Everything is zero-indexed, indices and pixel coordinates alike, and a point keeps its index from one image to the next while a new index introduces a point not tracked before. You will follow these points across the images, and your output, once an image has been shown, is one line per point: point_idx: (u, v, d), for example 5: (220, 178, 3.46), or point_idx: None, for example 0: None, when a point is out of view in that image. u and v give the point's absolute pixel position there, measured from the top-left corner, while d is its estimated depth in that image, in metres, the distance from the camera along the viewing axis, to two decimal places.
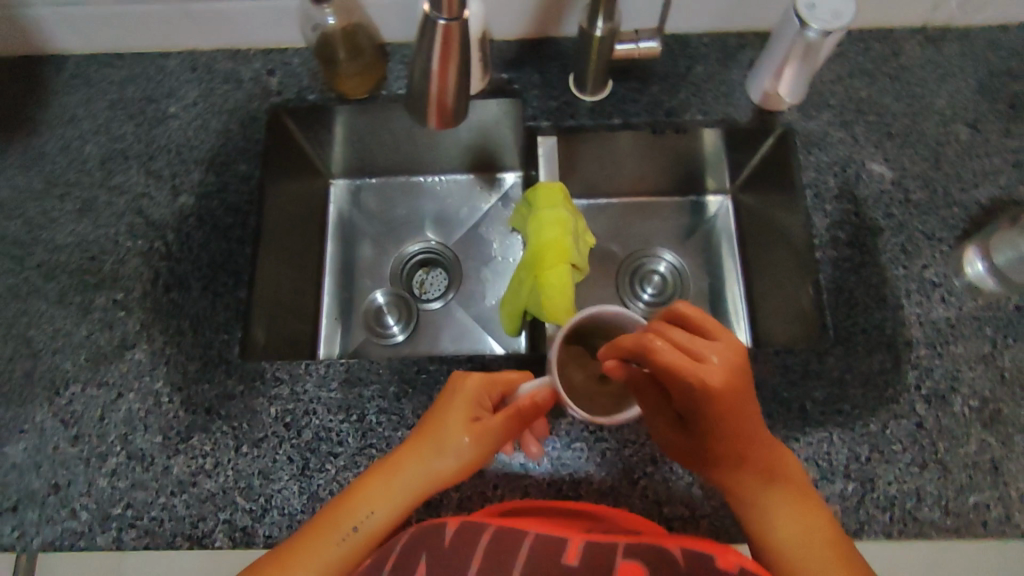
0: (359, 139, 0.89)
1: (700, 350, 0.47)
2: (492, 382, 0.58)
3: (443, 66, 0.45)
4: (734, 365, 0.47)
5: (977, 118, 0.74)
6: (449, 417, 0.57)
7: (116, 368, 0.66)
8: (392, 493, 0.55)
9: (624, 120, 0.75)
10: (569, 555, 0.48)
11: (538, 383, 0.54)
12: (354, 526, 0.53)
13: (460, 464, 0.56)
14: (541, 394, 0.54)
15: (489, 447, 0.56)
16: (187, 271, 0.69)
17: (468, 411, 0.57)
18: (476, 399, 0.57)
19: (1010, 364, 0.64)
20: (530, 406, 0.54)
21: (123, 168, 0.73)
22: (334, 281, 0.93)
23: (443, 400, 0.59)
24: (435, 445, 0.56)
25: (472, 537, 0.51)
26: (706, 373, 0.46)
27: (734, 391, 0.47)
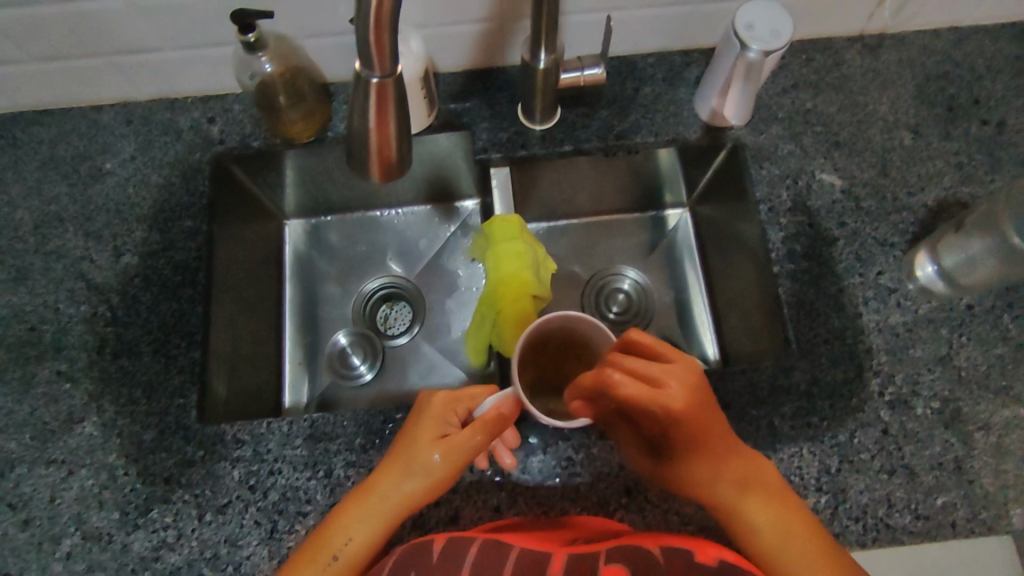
0: (311, 181, 0.87)
1: (658, 376, 0.48)
2: (457, 397, 0.57)
3: (380, 120, 0.45)
4: (692, 385, 0.49)
5: (918, 123, 0.76)
6: (416, 436, 0.56)
7: (65, 444, 0.63)
8: (366, 517, 0.55)
9: (575, 146, 0.75)
10: (553, 569, 0.48)
11: (501, 395, 0.54)
12: (334, 554, 0.54)
13: (430, 482, 0.55)
14: (505, 406, 0.54)
15: (458, 463, 0.55)
16: (137, 335, 0.66)
17: (434, 428, 0.56)
18: (442, 414, 0.56)
19: (967, 363, 0.65)
20: (495, 419, 0.54)
21: (59, 232, 0.71)
22: (295, 324, 0.90)
23: (412, 418, 0.58)
24: (403, 466, 0.55)
25: (456, 554, 0.51)
26: (667, 396, 0.48)
27: (694, 409, 0.49)
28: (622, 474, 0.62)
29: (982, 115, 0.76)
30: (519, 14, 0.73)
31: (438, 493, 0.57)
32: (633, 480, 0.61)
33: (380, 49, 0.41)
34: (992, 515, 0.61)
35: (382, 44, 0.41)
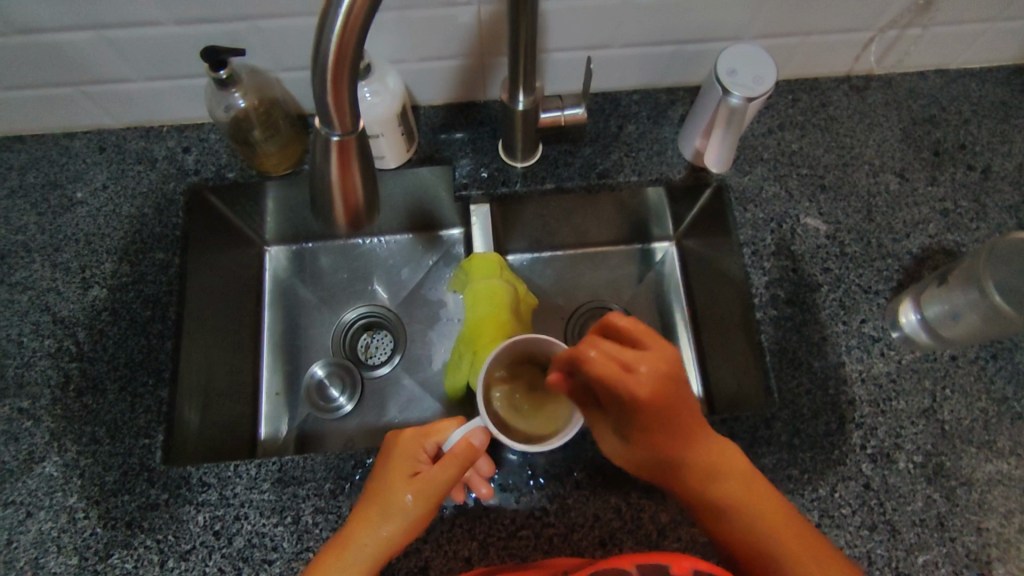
0: (291, 211, 0.86)
1: (630, 362, 0.46)
2: (424, 432, 0.56)
3: (344, 172, 0.45)
4: (667, 371, 0.46)
5: (904, 167, 0.75)
6: (388, 477, 0.54)
7: (23, 485, 0.61)
8: (344, 568, 0.52)
9: (557, 184, 0.75)
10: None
11: (471, 427, 0.53)
12: None
13: (408, 523, 0.53)
14: (477, 435, 0.52)
15: (434, 501, 0.53)
16: (102, 371, 0.65)
17: (406, 467, 0.54)
18: (411, 451, 0.55)
19: (950, 417, 0.64)
20: (468, 449, 0.52)
21: (25, 263, 0.70)
22: (274, 353, 0.89)
23: (382, 461, 0.56)
24: (379, 510, 0.53)
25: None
26: (636, 385, 0.45)
27: (667, 397, 0.47)
28: (597, 526, 0.60)
29: (969, 160, 0.75)
30: (498, 50, 0.73)
31: (417, 535, 0.54)
32: (609, 532, 0.59)
33: (340, 108, 0.41)
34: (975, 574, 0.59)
35: (341, 102, 0.41)
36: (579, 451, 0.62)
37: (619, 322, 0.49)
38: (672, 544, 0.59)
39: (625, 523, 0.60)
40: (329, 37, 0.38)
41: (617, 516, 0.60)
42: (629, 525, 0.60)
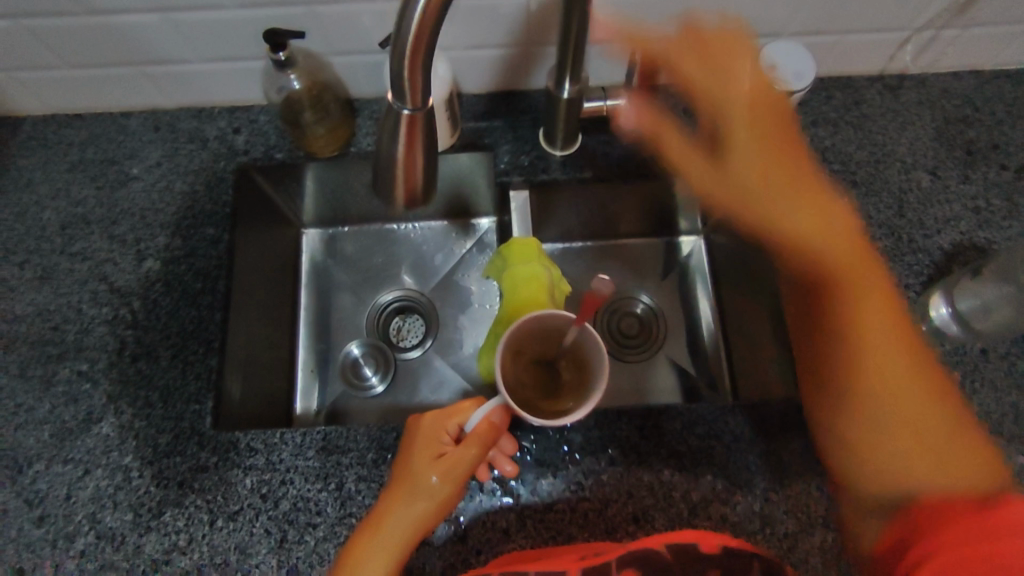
0: (332, 193, 0.89)
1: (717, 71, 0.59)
2: (446, 415, 0.60)
3: (408, 149, 0.46)
4: (755, 85, 0.59)
5: (936, 165, 0.76)
6: (414, 459, 0.58)
7: (82, 444, 0.64)
8: (382, 548, 0.55)
9: (594, 173, 0.77)
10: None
11: (489, 405, 0.56)
12: None
13: (437, 502, 0.57)
14: (495, 413, 0.56)
15: (459, 478, 0.57)
16: (155, 339, 0.68)
17: (431, 449, 0.58)
18: (434, 433, 0.59)
19: (979, 409, 0.66)
20: (488, 428, 0.56)
21: (84, 234, 0.73)
22: (310, 332, 0.91)
23: (405, 445, 0.60)
24: (408, 491, 0.57)
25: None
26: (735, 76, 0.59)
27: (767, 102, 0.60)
28: (631, 502, 0.62)
29: (1001, 160, 0.76)
30: (543, 40, 0.75)
31: (446, 513, 0.58)
32: (641, 509, 0.61)
33: (413, 84, 0.43)
34: None
35: (415, 79, 0.43)
36: (612, 430, 0.64)
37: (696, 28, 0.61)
38: (703, 521, 0.61)
39: (658, 501, 0.61)
40: (411, 16, 0.40)
41: (649, 494, 0.62)
42: (661, 503, 0.61)
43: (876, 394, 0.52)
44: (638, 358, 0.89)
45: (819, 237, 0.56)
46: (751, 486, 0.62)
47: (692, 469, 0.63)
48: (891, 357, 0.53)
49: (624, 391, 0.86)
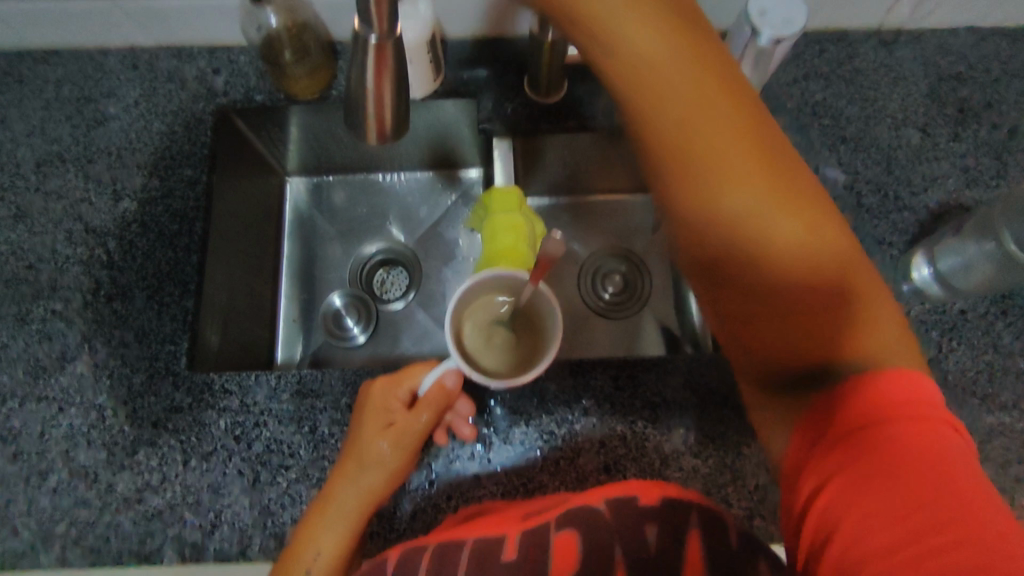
0: (314, 139, 0.87)
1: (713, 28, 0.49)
2: (396, 382, 0.58)
3: (379, 84, 0.45)
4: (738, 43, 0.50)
5: (928, 123, 0.75)
6: (362, 431, 0.57)
7: (57, 382, 0.64)
8: (332, 524, 0.55)
9: (579, 121, 0.76)
10: (507, 553, 0.46)
11: (443, 370, 0.56)
12: (309, 563, 0.54)
13: (387, 473, 0.56)
14: (449, 380, 0.56)
15: (410, 447, 0.57)
16: (131, 280, 0.67)
17: (379, 419, 0.57)
18: (384, 402, 0.57)
19: (954, 367, 0.66)
20: (439, 395, 0.55)
21: (58, 173, 0.72)
22: (292, 282, 0.91)
23: (355, 414, 0.59)
24: (356, 464, 0.56)
25: (409, 567, 0.49)
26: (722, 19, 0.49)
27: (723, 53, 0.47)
28: (603, 451, 0.62)
29: (994, 119, 0.75)
30: None
31: (398, 482, 0.58)
32: (613, 458, 0.61)
33: (382, 14, 0.41)
34: None
35: (383, 6, 0.40)
36: (588, 380, 0.64)
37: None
38: (674, 471, 0.61)
39: (630, 451, 0.62)
40: None
41: (621, 444, 0.62)
42: (633, 453, 0.62)
43: (688, 195, 0.45)
44: (622, 316, 0.88)
45: (706, 121, 0.44)
46: (724, 437, 0.62)
47: (666, 421, 0.63)
48: (713, 164, 0.43)
49: (605, 346, 0.86)
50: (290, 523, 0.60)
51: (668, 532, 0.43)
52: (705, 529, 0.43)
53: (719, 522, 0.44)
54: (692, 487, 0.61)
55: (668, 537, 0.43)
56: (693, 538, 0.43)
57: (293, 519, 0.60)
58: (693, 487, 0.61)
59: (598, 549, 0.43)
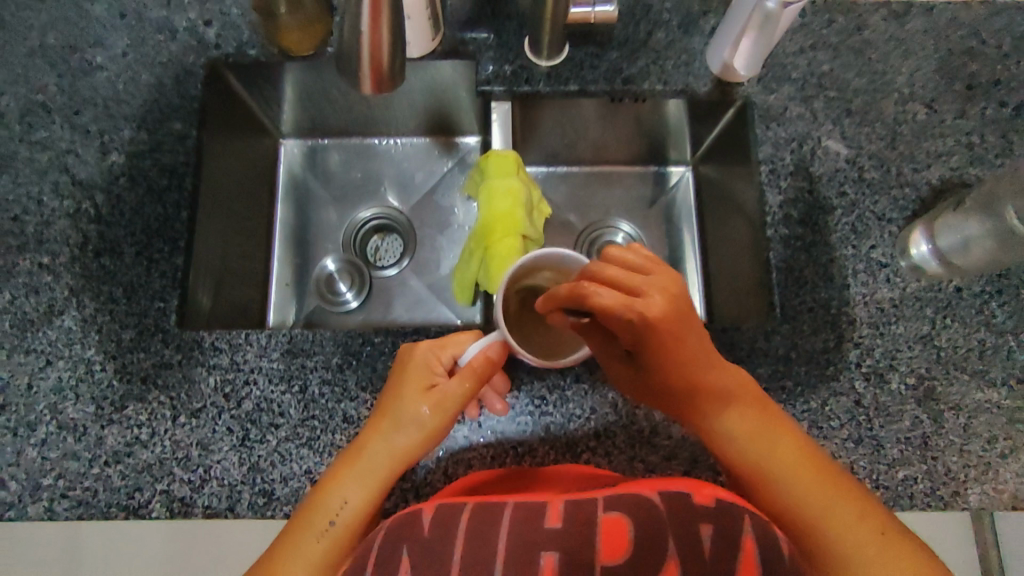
0: (310, 99, 0.85)
1: (637, 286, 0.48)
2: (440, 345, 0.56)
3: (374, 25, 0.52)
4: (674, 294, 0.48)
5: (935, 98, 0.74)
6: (402, 389, 0.55)
7: (44, 335, 0.64)
8: (361, 476, 0.54)
9: (580, 86, 0.75)
10: (551, 519, 0.46)
11: (488, 339, 0.54)
12: (331, 520, 0.52)
13: (424, 434, 0.54)
14: (493, 348, 0.54)
15: (450, 411, 0.54)
16: (120, 235, 0.66)
17: (420, 379, 0.55)
18: (427, 364, 0.56)
19: (947, 344, 0.66)
20: (484, 363, 0.54)
21: (44, 123, 0.70)
22: (284, 245, 0.90)
23: (396, 372, 0.57)
24: (392, 422, 0.54)
25: (448, 521, 0.47)
26: (647, 307, 0.47)
27: (674, 322, 0.48)
28: (594, 418, 0.62)
29: (1002, 96, 0.74)
30: None
31: (432, 446, 0.56)
32: (603, 425, 0.61)
33: None
34: (950, 491, 0.62)
35: None
36: None
37: (642, 247, 0.51)
38: (664, 440, 0.61)
39: (621, 419, 0.62)
40: None
41: (612, 411, 0.62)
42: (623, 421, 0.62)
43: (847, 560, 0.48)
44: None
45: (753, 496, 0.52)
46: None
47: None
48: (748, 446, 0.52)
49: None
50: (279, 481, 0.60)
51: (724, 534, 0.43)
52: (758, 538, 0.43)
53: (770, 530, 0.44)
54: (682, 455, 0.61)
55: (723, 542, 0.43)
56: (746, 543, 0.43)
57: (282, 477, 0.60)
58: (683, 456, 0.61)
59: (653, 537, 0.43)
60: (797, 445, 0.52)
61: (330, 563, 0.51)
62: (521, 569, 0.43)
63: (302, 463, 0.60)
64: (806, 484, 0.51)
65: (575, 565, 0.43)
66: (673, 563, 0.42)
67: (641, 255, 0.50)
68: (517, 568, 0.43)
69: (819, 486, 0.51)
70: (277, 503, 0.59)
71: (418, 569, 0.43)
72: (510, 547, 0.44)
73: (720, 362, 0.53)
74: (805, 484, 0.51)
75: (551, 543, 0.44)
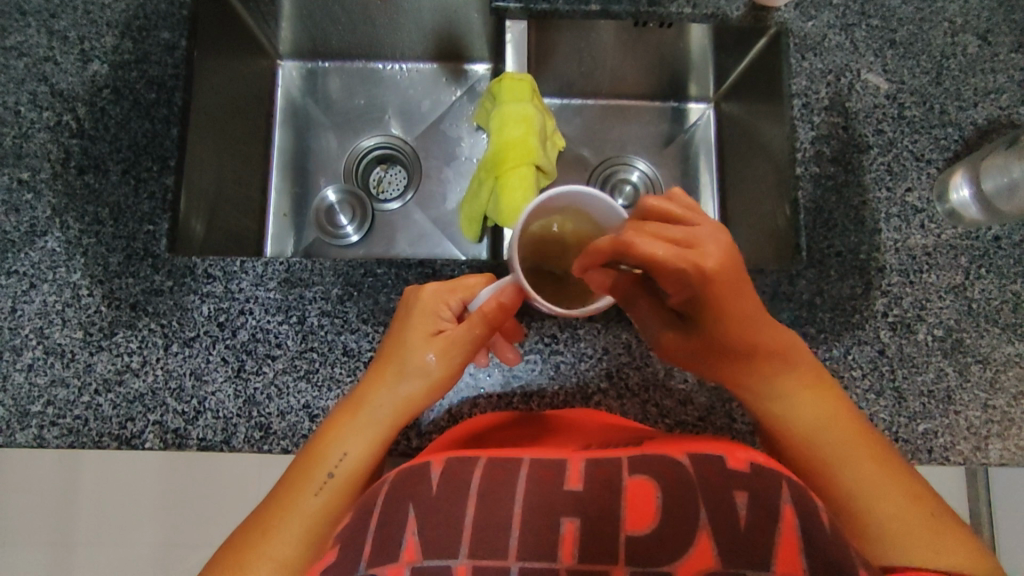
0: (310, 13, 0.79)
1: (689, 239, 0.42)
2: (448, 290, 0.52)
3: None
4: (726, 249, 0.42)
5: (989, 29, 0.68)
6: (407, 336, 0.52)
7: (26, 257, 0.60)
8: (365, 424, 0.51)
9: (603, 6, 0.69)
10: (570, 480, 0.42)
11: (500, 283, 0.48)
12: (330, 471, 0.50)
13: (428, 383, 0.52)
14: (507, 294, 0.47)
15: (455, 360, 0.51)
16: (104, 152, 0.62)
17: (427, 324, 0.52)
18: (433, 308, 0.52)
19: (979, 296, 0.63)
20: (496, 309, 0.49)
21: (19, 26, 0.65)
22: (282, 173, 0.85)
23: (401, 317, 0.53)
24: (397, 371, 0.52)
25: (458, 477, 0.43)
26: (700, 261, 0.41)
27: (732, 278, 0.43)
28: (606, 359, 0.59)
29: None
30: None
31: (439, 396, 0.53)
32: (615, 367, 0.59)
33: None
34: (971, 446, 0.60)
35: None
36: None
37: (683, 194, 0.45)
38: (678, 385, 0.58)
39: (633, 360, 0.59)
40: None
41: (625, 352, 0.59)
42: (636, 362, 0.59)
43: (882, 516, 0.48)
44: None
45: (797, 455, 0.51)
46: None
47: None
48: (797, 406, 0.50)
49: None
50: (276, 415, 0.58)
51: (760, 503, 0.40)
52: (796, 507, 0.40)
53: (807, 497, 0.41)
54: (696, 401, 0.58)
55: (758, 511, 0.40)
56: (784, 513, 0.40)
57: (279, 411, 0.58)
58: (697, 402, 0.58)
59: (681, 506, 0.40)
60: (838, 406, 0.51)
61: (332, 515, 0.49)
62: (539, 535, 0.40)
63: (300, 397, 0.58)
64: (859, 457, 0.50)
65: (595, 530, 0.40)
66: (704, 533, 0.39)
67: (682, 206, 0.44)
68: (534, 533, 0.40)
69: (852, 446, 0.50)
70: (275, 437, 0.57)
71: (428, 531, 0.40)
72: (528, 509, 0.41)
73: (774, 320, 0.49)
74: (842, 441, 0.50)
75: (571, 507, 0.41)
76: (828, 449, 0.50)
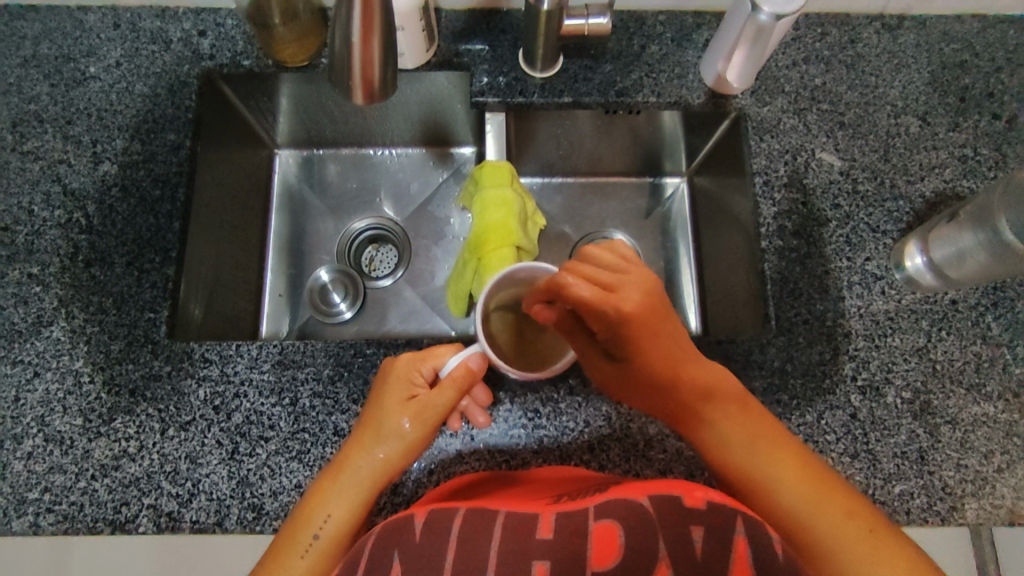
0: (306, 110, 0.85)
1: (615, 283, 0.51)
2: (419, 358, 0.55)
3: (366, 34, 0.52)
4: (650, 289, 0.52)
5: (927, 111, 0.74)
6: (382, 402, 0.54)
7: (33, 347, 0.63)
8: (345, 488, 0.53)
9: (575, 98, 0.75)
10: (542, 530, 0.45)
11: (467, 351, 0.53)
12: (315, 533, 0.51)
13: (405, 446, 0.54)
14: (473, 360, 0.53)
15: (430, 423, 0.54)
16: (110, 245, 0.66)
17: (400, 392, 0.54)
18: (406, 376, 0.55)
19: (943, 357, 0.66)
20: (462, 374, 0.53)
21: (36, 133, 0.70)
22: (278, 256, 0.89)
23: (376, 385, 0.56)
24: (374, 436, 0.54)
25: (439, 527, 0.46)
26: (620, 302, 0.51)
27: (651, 318, 0.52)
28: (586, 431, 0.61)
29: (994, 109, 0.74)
30: None
31: (414, 458, 0.56)
32: (597, 438, 0.61)
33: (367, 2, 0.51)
34: (948, 506, 0.61)
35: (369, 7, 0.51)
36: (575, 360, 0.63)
37: (621, 245, 0.54)
38: (658, 455, 0.60)
39: (614, 432, 0.61)
40: None
41: (606, 424, 0.61)
42: (617, 434, 0.61)
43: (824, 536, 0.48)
44: None
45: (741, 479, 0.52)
46: None
47: None
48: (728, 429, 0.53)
49: None
50: (268, 495, 0.59)
51: (716, 536, 0.42)
52: (750, 539, 0.42)
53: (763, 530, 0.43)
54: (676, 470, 0.60)
55: (713, 544, 0.42)
56: (738, 545, 0.41)
57: (271, 491, 0.59)
58: (677, 470, 0.60)
59: (642, 541, 0.42)
60: (774, 434, 0.52)
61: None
62: None
63: (292, 477, 0.59)
64: (798, 482, 0.50)
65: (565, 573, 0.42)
66: (662, 564, 0.41)
67: (616, 258, 0.53)
68: None
69: (793, 471, 0.51)
70: (267, 518, 0.59)
71: None
72: (501, 558, 0.43)
73: (699, 357, 0.54)
74: (782, 470, 0.51)
75: (541, 551, 0.43)
76: (771, 476, 0.51)
